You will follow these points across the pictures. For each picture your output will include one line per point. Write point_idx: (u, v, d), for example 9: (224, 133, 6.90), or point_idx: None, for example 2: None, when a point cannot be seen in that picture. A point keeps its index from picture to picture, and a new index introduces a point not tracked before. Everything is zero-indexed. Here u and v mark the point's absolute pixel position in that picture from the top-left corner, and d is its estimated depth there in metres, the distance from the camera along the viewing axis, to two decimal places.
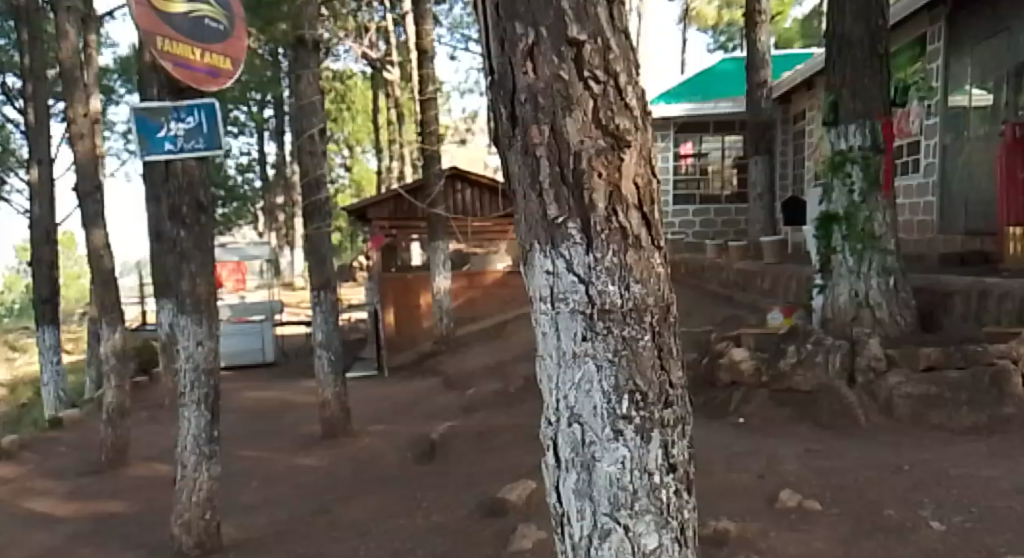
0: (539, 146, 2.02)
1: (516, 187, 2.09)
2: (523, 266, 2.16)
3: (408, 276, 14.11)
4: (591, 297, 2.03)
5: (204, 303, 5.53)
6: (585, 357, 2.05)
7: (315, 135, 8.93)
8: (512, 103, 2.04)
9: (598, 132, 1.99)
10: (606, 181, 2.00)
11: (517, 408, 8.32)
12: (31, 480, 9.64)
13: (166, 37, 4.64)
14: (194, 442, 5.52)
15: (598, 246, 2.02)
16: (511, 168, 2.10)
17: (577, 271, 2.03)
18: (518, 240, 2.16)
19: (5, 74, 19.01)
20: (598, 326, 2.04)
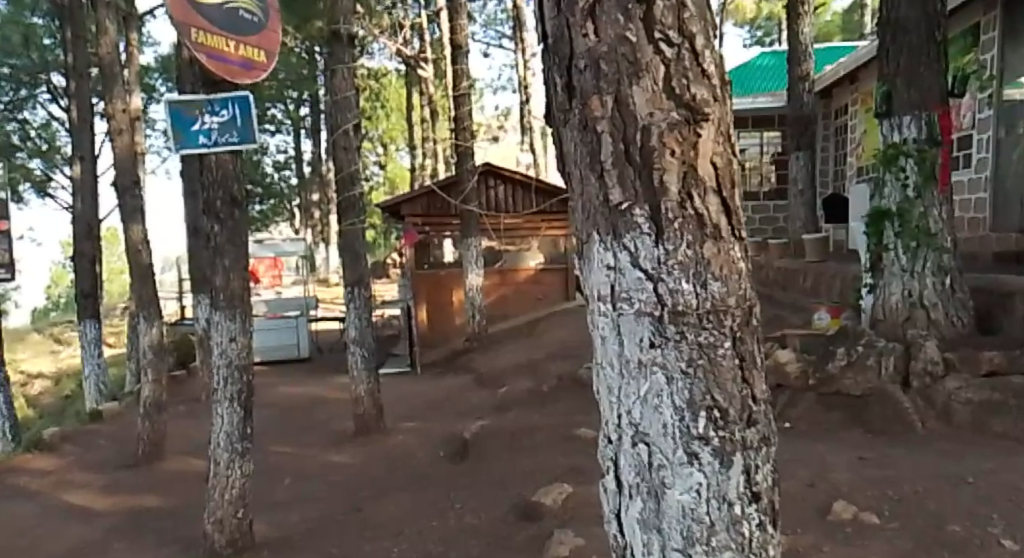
0: (602, 119, 1.91)
1: (574, 168, 1.99)
2: (582, 262, 2.05)
3: (440, 272, 14.02)
4: (660, 296, 1.90)
5: (238, 299, 5.46)
6: (653, 366, 1.92)
7: (350, 130, 8.85)
8: (569, 71, 1.96)
9: (671, 103, 1.87)
10: (680, 160, 1.87)
11: (552, 407, 8.16)
12: (70, 473, 9.72)
13: (200, 29, 4.57)
14: (227, 439, 5.46)
15: (669, 237, 1.89)
16: (568, 147, 2.01)
17: (644, 266, 1.90)
18: (575, 232, 2.05)
19: (51, 73, 19.42)
20: (668, 329, 1.90)
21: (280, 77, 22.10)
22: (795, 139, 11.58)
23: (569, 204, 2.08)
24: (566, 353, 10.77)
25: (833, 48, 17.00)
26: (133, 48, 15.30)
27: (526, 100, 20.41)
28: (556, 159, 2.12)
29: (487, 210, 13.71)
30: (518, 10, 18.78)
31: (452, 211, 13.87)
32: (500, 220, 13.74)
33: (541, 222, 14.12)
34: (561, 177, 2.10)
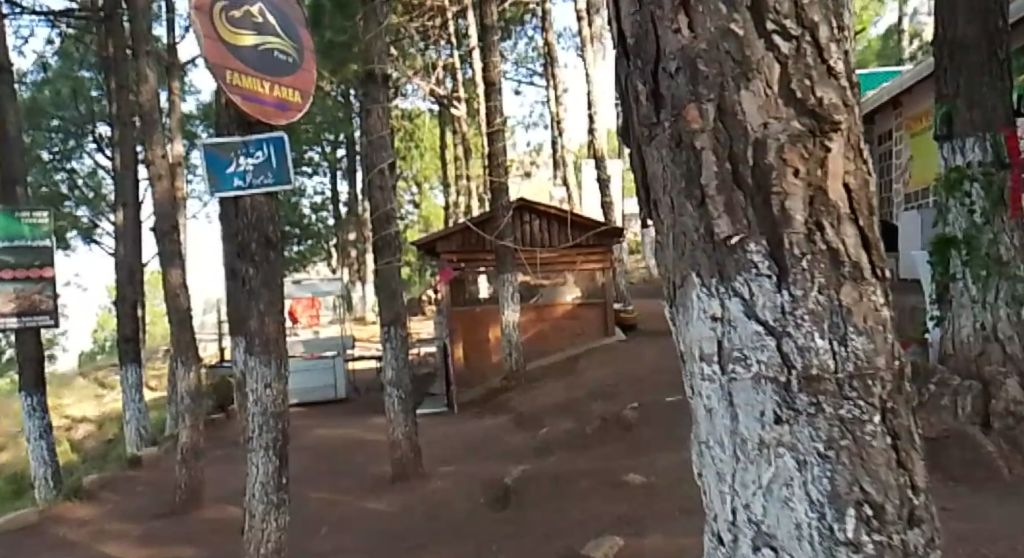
0: (705, 134, 1.62)
1: (667, 197, 1.71)
2: (680, 313, 1.74)
3: (476, 309, 13.77)
4: (786, 356, 1.58)
5: (273, 343, 5.29)
6: (779, 447, 1.59)
7: (386, 169, 8.74)
8: (655, 78, 1.69)
9: (790, 109, 1.60)
10: (806, 181, 1.59)
11: (595, 450, 7.86)
12: (108, 522, 9.60)
13: (234, 70, 4.43)
14: (262, 490, 5.32)
15: (794, 280, 1.58)
16: (659, 172, 1.73)
17: (761, 317, 1.60)
18: (669, 276, 1.76)
19: (98, 122, 19.82)
20: (798, 399, 1.57)
21: (315, 121, 22.32)
22: None
23: (660, 241, 1.79)
24: (607, 391, 10.46)
25: (882, 71, 16.65)
26: (174, 96, 15.50)
27: (559, 134, 20.32)
28: (640, 186, 1.84)
29: (522, 244, 13.59)
30: (549, 46, 18.75)
31: (488, 246, 13.81)
32: (536, 255, 13.59)
33: (577, 256, 13.86)
34: (647, 211, 1.82)
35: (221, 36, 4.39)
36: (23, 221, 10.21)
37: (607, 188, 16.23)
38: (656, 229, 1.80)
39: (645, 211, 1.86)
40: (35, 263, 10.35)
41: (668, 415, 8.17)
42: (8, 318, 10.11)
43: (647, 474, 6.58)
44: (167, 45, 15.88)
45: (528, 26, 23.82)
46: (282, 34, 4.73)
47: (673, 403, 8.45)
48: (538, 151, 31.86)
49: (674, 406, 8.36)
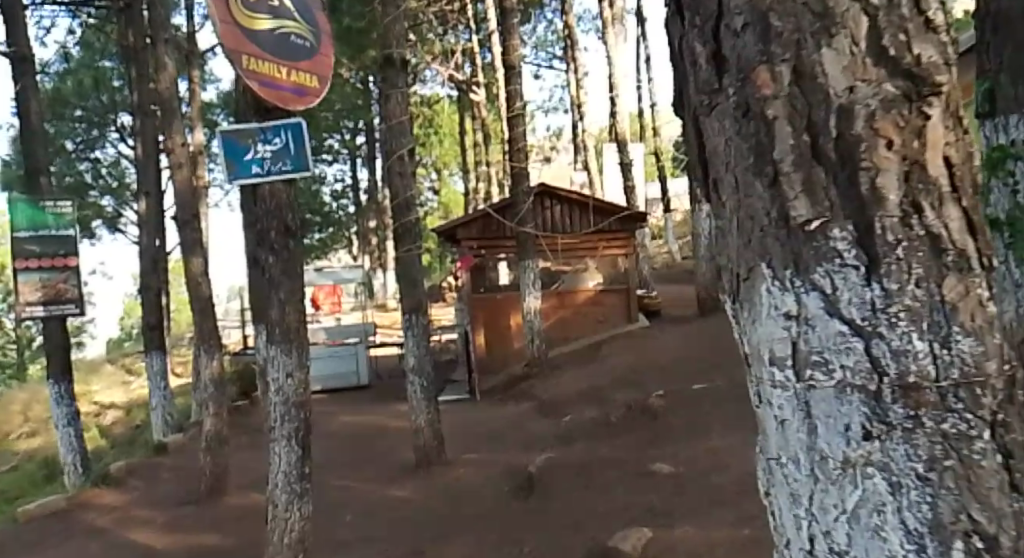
0: (777, 99, 1.40)
1: (730, 172, 1.50)
2: (745, 307, 1.52)
3: (497, 295, 13.64)
4: (877, 361, 1.35)
5: (294, 331, 5.22)
6: (869, 467, 1.36)
7: (405, 155, 8.65)
8: (716, 37, 1.48)
9: (877, 66, 1.37)
10: (899, 153, 1.37)
11: (621, 439, 7.77)
12: (134, 509, 9.63)
13: (251, 55, 4.33)
14: (286, 480, 5.27)
15: (887, 275, 1.35)
16: (721, 147, 1.52)
17: (847, 316, 1.37)
18: (732, 265, 1.54)
19: (119, 112, 20.00)
20: (892, 412, 1.34)
21: (334, 108, 22.24)
22: None
23: (720, 226, 1.58)
24: (631, 378, 10.35)
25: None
26: (195, 84, 15.54)
27: (579, 118, 20.08)
28: (699, 160, 1.64)
29: (543, 230, 13.49)
30: (569, 29, 18.50)
31: (508, 233, 13.67)
32: (557, 241, 13.50)
33: (599, 242, 13.70)
34: (707, 187, 1.62)
35: (237, 20, 4.27)
36: (48, 210, 10.22)
37: (629, 172, 16.03)
38: (717, 212, 1.59)
39: (704, 189, 1.65)
40: (60, 253, 10.42)
41: (694, 403, 8.06)
42: (34, 307, 10.14)
43: (675, 463, 6.47)
44: (187, 34, 15.85)
45: (547, 9, 23.59)
46: (298, 17, 4.64)
47: (699, 391, 8.34)
48: (557, 136, 31.65)
49: (700, 394, 8.25)
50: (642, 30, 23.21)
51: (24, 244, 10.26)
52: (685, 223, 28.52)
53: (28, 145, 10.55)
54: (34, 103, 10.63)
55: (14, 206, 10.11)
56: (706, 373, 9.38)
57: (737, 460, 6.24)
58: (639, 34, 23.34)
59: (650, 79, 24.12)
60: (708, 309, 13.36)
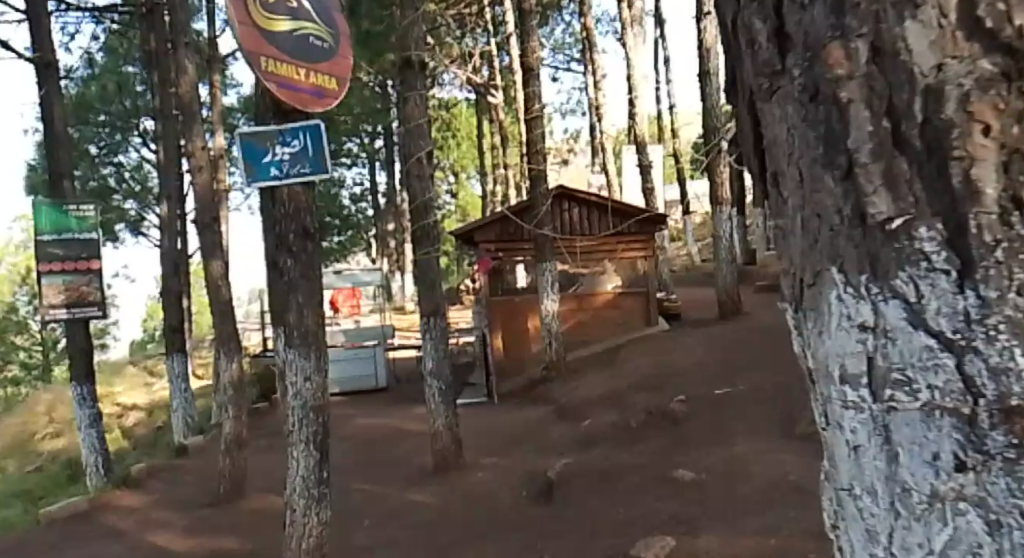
0: (853, 80, 1.06)
1: (793, 165, 1.19)
2: (810, 318, 1.20)
3: (515, 298, 13.53)
4: (969, 380, 0.98)
5: (312, 335, 5.16)
6: (961, 504, 1.01)
7: (423, 158, 8.59)
8: (778, 11, 1.16)
9: (972, 39, 0.99)
10: (1002, 141, 0.97)
11: (641, 445, 7.63)
12: (155, 512, 9.63)
13: (269, 57, 4.28)
14: (303, 485, 5.21)
15: (984, 276, 0.97)
16: (783, 137, 1.21)
17: (934, 327, 1.01)
18: (793, 271, 1.23)
19: (142, 117, 20.34)
20: (990, 440, 0.98)
21: (353, 112, 22.30)
22: None
23: (782, 226, 1.27)
24: (650, 383, 10.21)
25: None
26: (217, 89, 15.63)
27: (598, 120, 19.98)
28: (761, 153, 1.33)
29: (562, 233, 13.31)
30: (587, 30, 18.42)
31: (526, 235, 13.53)
32: (576, 243, 13.31)
33: (619, 245, 13.54)
34: (769, 187, 1.31)
35: (257, 22, 4.24)
36: (71, 214, 10.25)
37: (648, 175, 15.91)
38: (778, 214, 1.29)
39: (763, 186, 1.36)
40: (83, 256, 10.45)
41: (716, 409, 7.91)
42: (57, 309, 10.18)
43: (698, 471, 6.33)
44: (208, 39, 15.94)
45: (566, 10, 23.57)
46: (320, 20, 4.59)
47: (721, 397, 8.18)
48: (575, 138, 31.59)
49: (722, 400, 8.09)
50: (661, 31, 23.11)
51: (49, 248, 10.31)
52: (705, 225, 28.38)
53: (52, 149, 10.61)
54: (58, 108, 10.68)
55: (39, 210, 10.15)
56: (727, 378, 9.22)
57: (761, 468, 6.10)
58: (658, 35, 23.27)
59: (669, 80, 24.02)
60: (728, 312, 13.15)
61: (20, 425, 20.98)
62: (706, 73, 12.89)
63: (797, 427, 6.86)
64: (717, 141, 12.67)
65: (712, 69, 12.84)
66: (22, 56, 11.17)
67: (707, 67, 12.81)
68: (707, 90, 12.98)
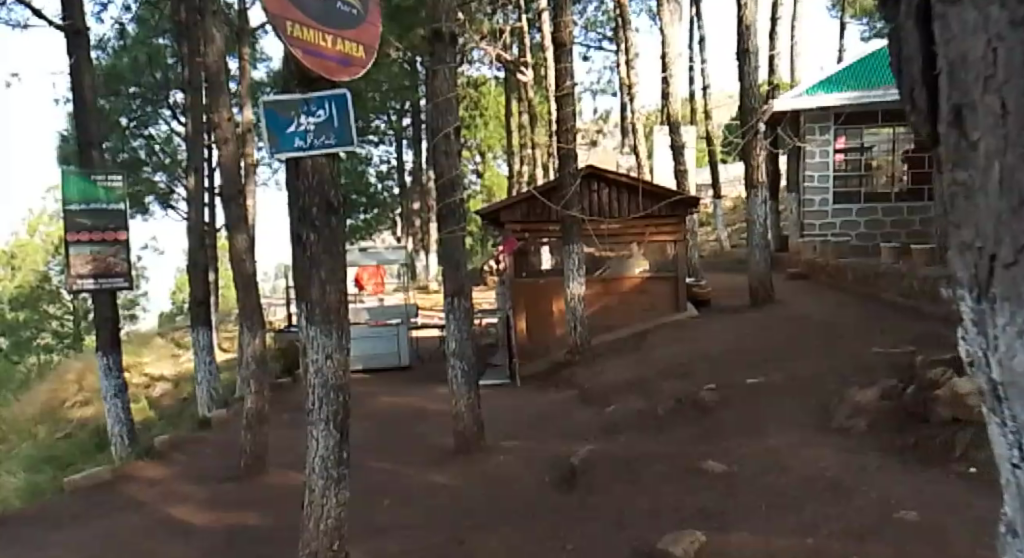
0: None
1: (995, 97, 1.37)
2: (1006, 307, 1.42)
3: (540, 280, 13.31)
4: None
5: (334, 312, 4.98)
6: None
7: (451, 134, 8.36)
8: None
9: None
10: None
11: (668, 434, 7.43)
12: (175, 484, 9.60)
13: (296, 22, 4.10)
14: (321, 465, 5.06)
15: None
16: (977, 56, 1.40)
17: None
18: (983, 244, 1.43)
19: (173, 89, 20.42)
20: None
21: (382, 88, 22.06)
22: None
23: (966, 181, 1.45)
24: (679, 369, 9.99)
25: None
26: (245, 61, 15.45)
27: (630, 101, 19.59)
28: (930, 78, 1.54)
29: (589, 214, 13.07)
30: (620, 8, 18.04)
31: (553, 217, 13.21)
32: (604, 225, 13.16)
33: (649, 229, 13.17)
34: (944, 128, 1.50)
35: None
36: (98, 184, 10.18)
37: (680, 156, 15.58)
38: (959, 165, 1.47)
39: (930, 127, 1.56)
40: (110, 226, 10.36)
41: (747, 399, 7.68)
42: (84, 280, 10.13)
43: (728, 463, 6.14)
44: (238, 12, 15.79)
45: None
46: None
47: (753, 386, 7.93)
48: (604, 119, 31.18)
49: (754, 390, 7.84)
50: (696, 10, 22.65)
51: (76, 218, 10.22)
52: (735, 209, 27.79)
53: (81, 118, 10.50)
54: (88, 77, 10.58)
55: (67, 180, 10.09)
56: (759, 367, 8.95)
57: (795, 462, 5.87)
58: (694, 14, 22.84)
59: (703, 60, 23.53)
60: (760, 299, 12.81)
61: (49, 393, 21.20)
62: (746, 52, 12.55)
63: (832, 420, 6.60)
64: (753, 122, 12.43)
65: (753, 48, 12.51)
66: (52, 23, 11.08)
67: (746, 44, 12.49)
68: (746, 69, 12.64)
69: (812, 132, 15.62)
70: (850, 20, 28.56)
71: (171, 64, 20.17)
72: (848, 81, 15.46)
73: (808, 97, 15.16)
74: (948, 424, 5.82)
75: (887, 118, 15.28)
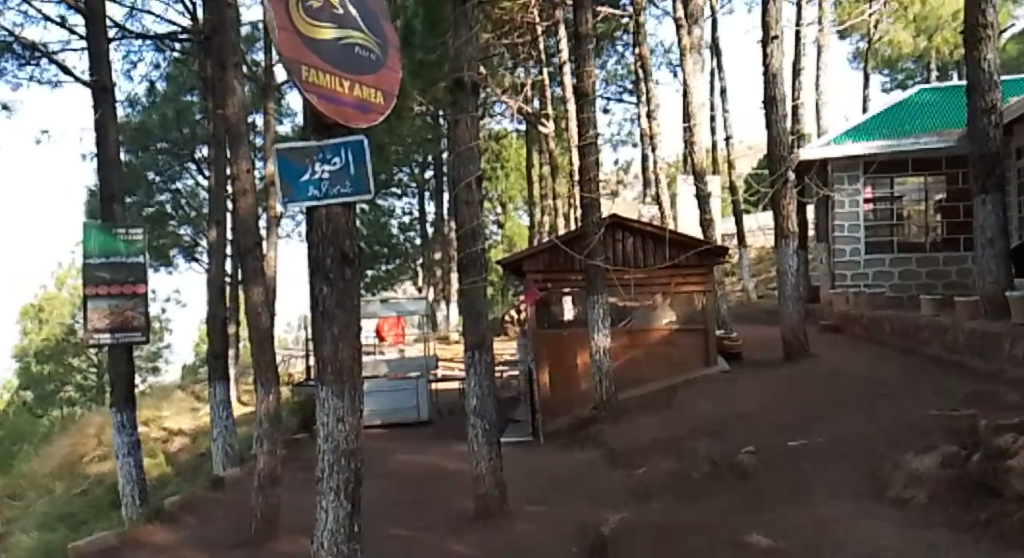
0: None
1: None
2: None
3: (564, 331, 12.86)
4: None
5: (347, 372, 4.55)
6: None
7: (473, 183, 8.03)
8: None
9: None
10: None
11: (705, 501, 6.92)
12: (183, 550, 9.13)
13: (312, 67, 3.73)
14: (331, 540, 4.63)
15: None
16: None
17: None
18: None
19: (198, 144, 20.43)
20: None
21: (404, 142, 22.01)
22: (980, 180, 9.64)
23: None
24: (713, 429, 9.47)
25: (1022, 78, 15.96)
26: (269, 115, 15.40)
27: (653, 150, 19.27)
28: None
29: (613, 264, 12.72)
30: (642, 59, 17.60)
31: (577, 265, 12.80)
32: (628, 275, 12.73)
33: (676, 280, 12.76)
34: None
35: (298, 29, 3.69)
36: (119, 238, 9.95)
37: (706, 206, 15.22)
38: None
39: None
40: (129, 279, 10.07)
41: (791, 463, 7.18)
42: (101, 334, 9.82)
43: (775, 536, 5.65)
44: (263, 68, 15.79)
45: (619, 42, 23.22)
46: (366, 29, 4.08)
47: (796, 449, 7.43)
48: (625, 170, 30.99)
49: (797, 454, 7.34)
50: (718, 61, 22.52)
51: (94, 271, 9.98)
52: (761, 260, 27.28)
53: (102, 172, 10.33)
54: (112, 131, 10.43)
55: (86, 233, 9.90)
56: (799, 427, 8.43)
57: (850, 538, 5.39)
58: (716, 65, 22.71)
59: (725, 111, 23.31)
60: (794, 353, 12.29)
61: (69, 447, 20.87)
62: (773, 99, 12.22)
63: (887, 490, 6.19)
64: (782, 171, 12.10)
65: (780, 95, 12.19)
66: (78, 79, 11.07)
67: (773, 91, 12.14)
68: (774, 117, 12.29)
69: (841, 181, 15.19)
70: (872, 72, 28.34)
71: (196, 120, 19.68)
72: (876, 130, 15.09)
73: (832, 146, 14.81)
74: (1021, 498, 5.35)
75: (918, 166, 14.88)
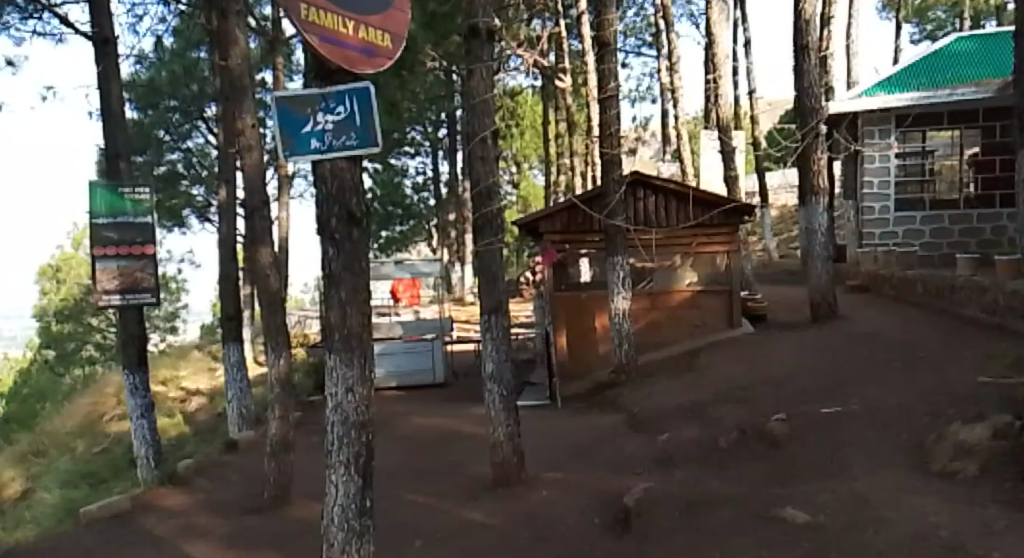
0: None
1: None
2: None
3: (582, 293, 12.45)
4: None
5: (356, 339, 4.18)
6: None
7: (489, 138, 7.57)
8: None
9: None
10: None
11: (734, 471, 6.57)
12: (197, 515, 8.89)
13: (310, 3, 3.30)
14: (342, 516, 4.30)
15: None
16: None
17: None
18: None
19: (207, 101, 19.95)
20: None
21: (419, 98, 21.41)
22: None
23: None
24: (740, 394, 9.11)
25: None
26: (280, 70, 14.88)
27: (674, 105, 18.65)
28: None
29: (634, 223, 12.31)
30: (664, 9, 16.78)
31: (595, 227, 12.37)
32: (650, 236, 12.30)
33: (700, 240, 12.32)
34: None
35: None
36: (125, 197, 9.57)
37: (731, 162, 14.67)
38: None
39: None
40: (137, 240, 9.71)
41: (825, 433, 6.82)
42: (110, 295, 9.48)
43: (811, 511, 5.33)
44: (272, 22, 15.18)
45: None
46: None
47: (830, 418, 7.07)
48: (644, 126, 30.33)
49: (832, 423, 6.98)
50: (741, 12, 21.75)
51: (103, 232, 9.63)
52: (784, 219, 26.71)
53: (107, 128, 9.90)
54: (115, 87, 9.97)
55: (93, 192, 9.49)
56: (832, 394, 8.06)
57: (896, 514, 5.07)
58: (740, 16, 21.95)
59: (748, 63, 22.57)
60: (822, 315, 11.85)
61: (89, 407, 20.81)
62: (804, 48, 11.62)
63: (933, 463, 5.88)
64: (813, 124, 11.55)
65: (811, 43, 11.56)
66: (81, 33, 10.63)
67: (804, 40, 11.55)
68: (804, 67, 11.73)
69: (872, 135, 14.57)
70: (903, 22, 27.35)
71: (206, 76, 18.87)
72: (909, 81, 14.47)
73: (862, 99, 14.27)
74: None
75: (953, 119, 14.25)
